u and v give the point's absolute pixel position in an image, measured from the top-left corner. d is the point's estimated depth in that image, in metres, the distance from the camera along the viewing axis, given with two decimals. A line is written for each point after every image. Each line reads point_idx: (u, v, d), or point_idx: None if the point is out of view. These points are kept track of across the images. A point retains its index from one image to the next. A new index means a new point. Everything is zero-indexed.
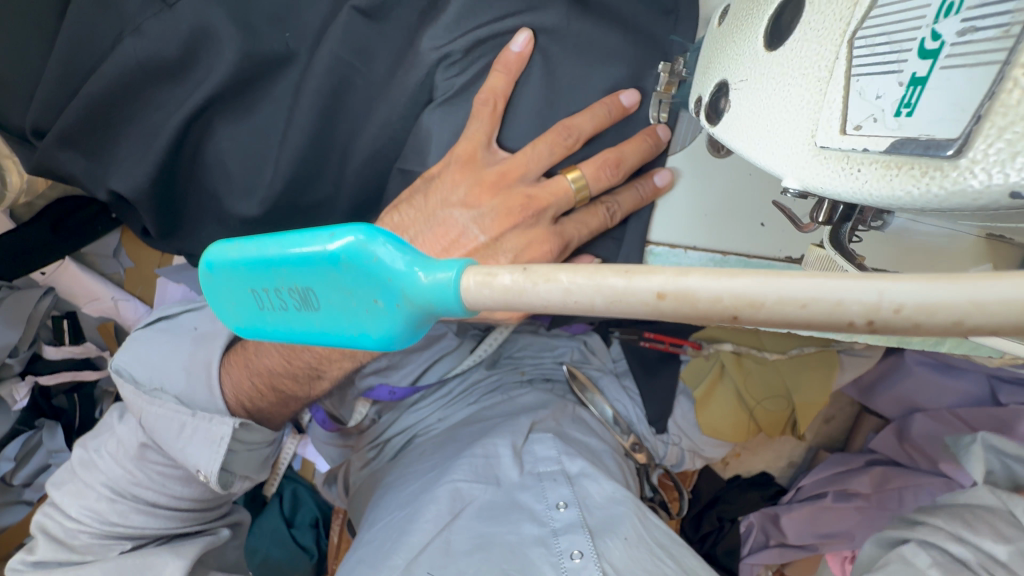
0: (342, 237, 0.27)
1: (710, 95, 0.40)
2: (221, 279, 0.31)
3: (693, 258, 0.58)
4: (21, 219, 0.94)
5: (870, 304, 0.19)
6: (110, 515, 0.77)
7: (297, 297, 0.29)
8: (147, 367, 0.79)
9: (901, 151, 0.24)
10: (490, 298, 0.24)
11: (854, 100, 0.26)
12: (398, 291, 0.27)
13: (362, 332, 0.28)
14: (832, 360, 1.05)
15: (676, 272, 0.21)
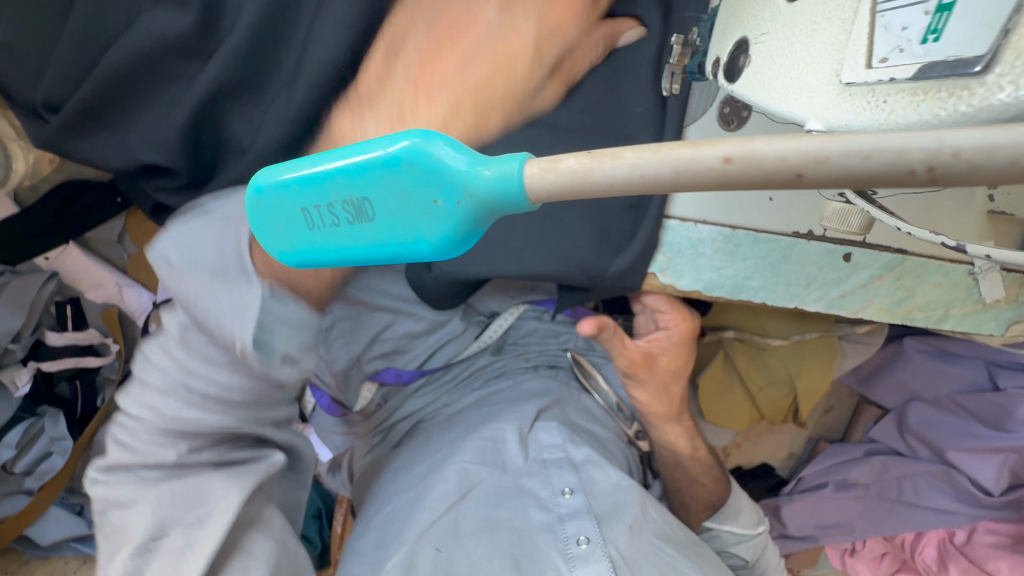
0: (398, 142, 0.30)
1: (728, 54, 0.44)
2: (273, 203, 0.36)
3: (703, 232, 0.59)
4: (25, 202, 0.95)
5: (930, 151, 0.21)
6: (152, 406, 0.55)
7: (351, 209, 0.32)
8: (189, 256, 0.54)
9: (932, 73, 0.29)
10: (548, 183, 0.27)
11: (879, 34, 0.31)
12: (457, 186, 0.29)
13: (417, 235, 0.31)
14: (834, 347, 1.05)
15: (744, 139, 0.23)
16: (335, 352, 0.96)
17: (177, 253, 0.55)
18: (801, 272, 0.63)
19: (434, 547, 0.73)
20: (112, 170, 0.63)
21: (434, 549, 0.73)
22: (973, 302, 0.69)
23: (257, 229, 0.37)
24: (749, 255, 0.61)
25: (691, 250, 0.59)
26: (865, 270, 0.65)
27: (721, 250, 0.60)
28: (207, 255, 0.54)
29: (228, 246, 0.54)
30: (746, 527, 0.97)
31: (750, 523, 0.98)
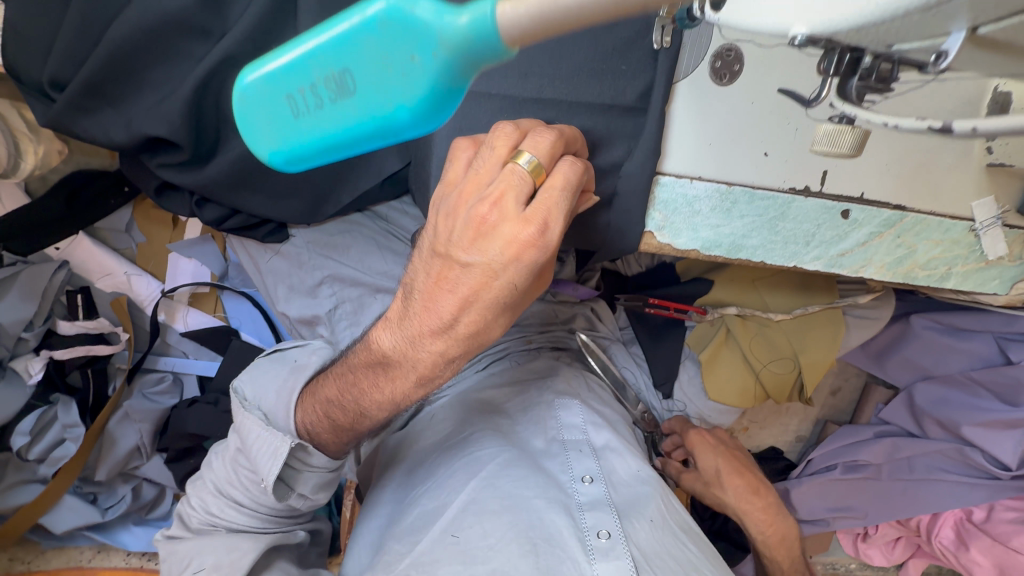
0: (336, 27, 0.34)
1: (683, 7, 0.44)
2: (261, 96, 0.39)
3: (699, 188, 0.59)
4: (36, 194, 0.97)
5: None
6: (208, 503, 0.74)
7: (334, 85, 0.36)
8: (257, 392, 0.73)
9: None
10: (519, 20, 0.29)
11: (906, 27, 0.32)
12: (429, 41, 0.32)
13: (394, 99, 0.34)
14: (837, 319, 1.04)
15: None
16: (338, 333, 0.92)
17: (249, 393, 0.73)
18: (798, 230, 0.63)
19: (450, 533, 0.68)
20: (118, 148, 0.64)
21: (453, 536, 0.68)
22: (975, 260, 0.69)
23: (244, 130, 0.41)
24: (746, 213, 0.61)
25: (687, 208, 0.59)
26: (866, 227, 0.64)
27: (717, 208, 0.60)
28: (266, 401, 0.72)
29: (284, 391, 0.71)
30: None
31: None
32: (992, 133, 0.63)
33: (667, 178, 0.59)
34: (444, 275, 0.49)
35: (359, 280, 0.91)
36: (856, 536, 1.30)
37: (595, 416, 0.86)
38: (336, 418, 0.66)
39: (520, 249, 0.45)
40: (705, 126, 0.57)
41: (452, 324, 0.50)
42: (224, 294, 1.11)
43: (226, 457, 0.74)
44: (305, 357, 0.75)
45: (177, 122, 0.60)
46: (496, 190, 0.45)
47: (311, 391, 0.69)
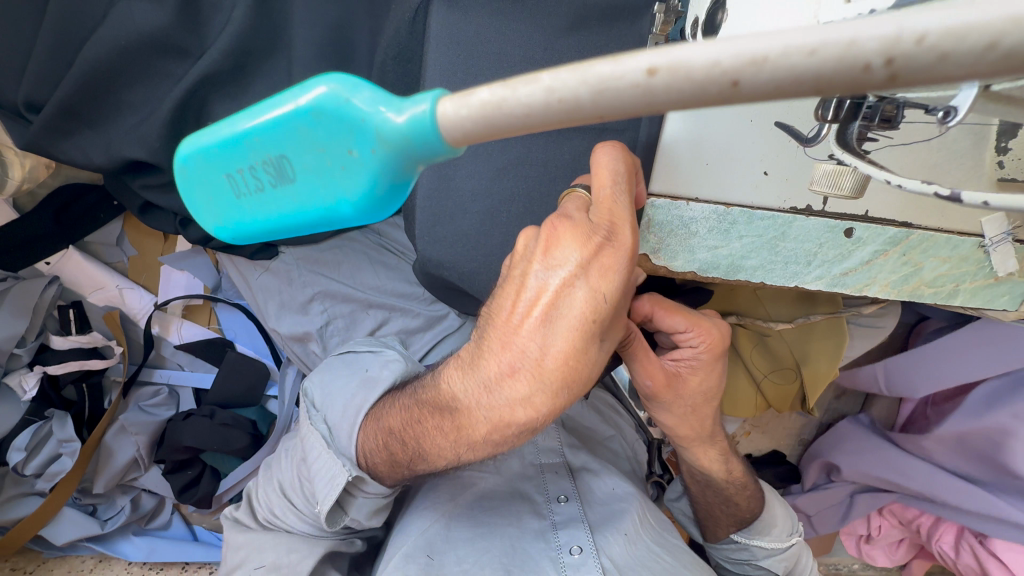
0: (312, 88, 0.25)
1: (706, 11, 0.38)
2: (195, 171, 0.29)
3: (696, 210, 0.57)
4: (25, 209, 0.94)
5: (886, 37, 0.17)
6: (271, 499, 0.71)
7: (272, 170, 0.27)
8: (323, 395, 0.70)
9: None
10: (467, 118, 0.23)
11: None
12: (372, 131, 0.25)
13: (340, 199, 0.27)
14: (841, 328, 1.00)
15: (664, 45, 0.19)
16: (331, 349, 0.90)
17: (319, 397, 0.70)
18: (799, 249, 0.61)
19: (425, 555, 0.66)
20: (98, 170, 0.63)
21: (426, 556, 0.65)
22: (985, 276, 0.65)
23: (186, 208, 0.31)
24: (744, 233, 0.59)
25: (683, 230, 0.58)
26: (870, 245, 0.62)
27: (715, 229, 0.58)
28: (332, 411, 0.67)
29: (351, 406, 0.66)
30: (779, 540, 0.79)
31: (784, 535, 0.80)
32: (1004, 147, 0.56)
33: (661, 200, 0.57)
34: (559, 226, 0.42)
35: (350, 295, 0.89)
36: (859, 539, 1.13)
37: (572, 437, 0.84)
38: (396, 454, 0.59)
39: (623, 323, 0.48)
40: (702, 152, 0.55)
41: (526, 333, 0.44)
42: (218, 306, 1.11)
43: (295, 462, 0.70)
44: (379, 370, 0.68)
45: (158, 145, 0.59)
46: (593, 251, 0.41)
47: (375, 416, 0.62)
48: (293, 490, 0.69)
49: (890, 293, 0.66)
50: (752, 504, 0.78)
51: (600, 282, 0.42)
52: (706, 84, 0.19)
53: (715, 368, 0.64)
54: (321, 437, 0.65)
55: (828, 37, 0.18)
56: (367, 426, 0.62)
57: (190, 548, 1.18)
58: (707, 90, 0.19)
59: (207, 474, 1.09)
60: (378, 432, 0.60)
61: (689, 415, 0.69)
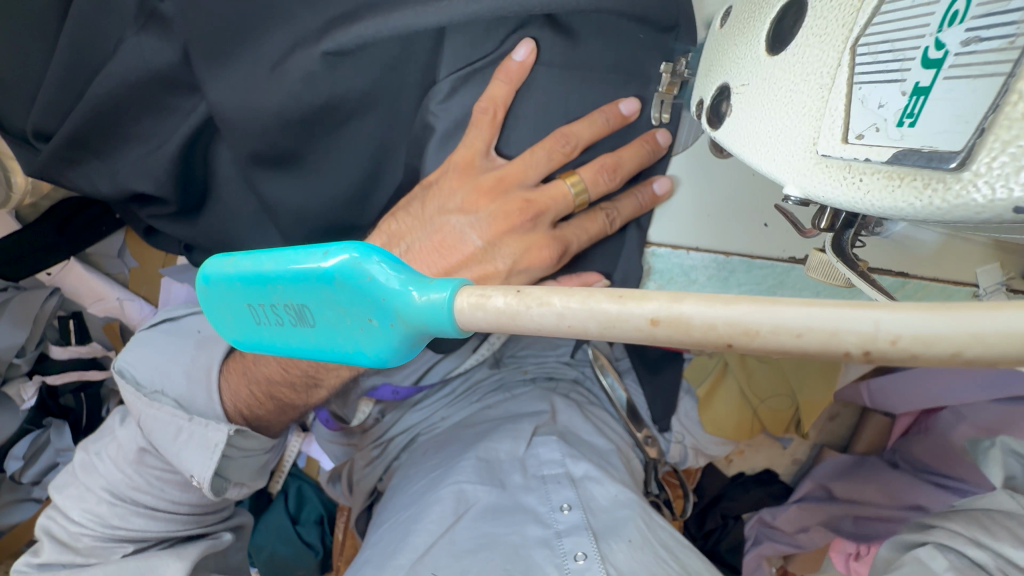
0: (335, 255, 0.26)
1: (711, 98, 0.35)
2: (218, 293, 0.31)
3: (695, 258, 0.58)
4: (27, 219, 0.95)
5: (867, 334, 0.17)
6: (101, 510, 0.73)
7: (293, 313, 0.28)
8: (150, 373, 0.75)
9: (903, 161, 0.20)
10: (484, 321, 0.23)
11: (856, 107, 0.22)
12: (392, 310, 0.25)
13: (357, 349, 0.27)
14: (836, 360, 0.99)
15: (671, 296, 0.20)
16: None
17: (144, 377, 0.75)
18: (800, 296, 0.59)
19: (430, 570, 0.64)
20: (105, 198, 0.64)
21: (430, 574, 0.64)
22: None
23: (207, 320, 0.32)
24: (743, 281, 0.58)
25: (683, 276, 0.60)
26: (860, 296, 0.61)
27: (714, 277, 0.58)
28: (175, 387, 0.75)
29: (197, 368, 0.76)
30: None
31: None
32: None
33: (661, 247, 0.60)
34: (554, 144, 0.57)
35: None
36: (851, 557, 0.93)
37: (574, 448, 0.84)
38: (279, 396, 0.71)
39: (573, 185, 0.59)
40: (705, 198, 0.56)
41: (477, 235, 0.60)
42: None
43: (122, 462, 0.75)
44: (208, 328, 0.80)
45: (164, 177, 0.60)
46: (542, 202, 0.59)
47: (242, 372, 0.73)
48: (132, 492, 0.74)
49: None
50: None
51: (546, 201, 0.59)
52: (703, 340, 0.20)
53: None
54: (175, 405, 0.72)
55: (814, 322, 0.18)
56: (235, 377, 0.74)
57: None
58: (702, 348, 0.20)
59: None
60: (244, 379, 0.72)
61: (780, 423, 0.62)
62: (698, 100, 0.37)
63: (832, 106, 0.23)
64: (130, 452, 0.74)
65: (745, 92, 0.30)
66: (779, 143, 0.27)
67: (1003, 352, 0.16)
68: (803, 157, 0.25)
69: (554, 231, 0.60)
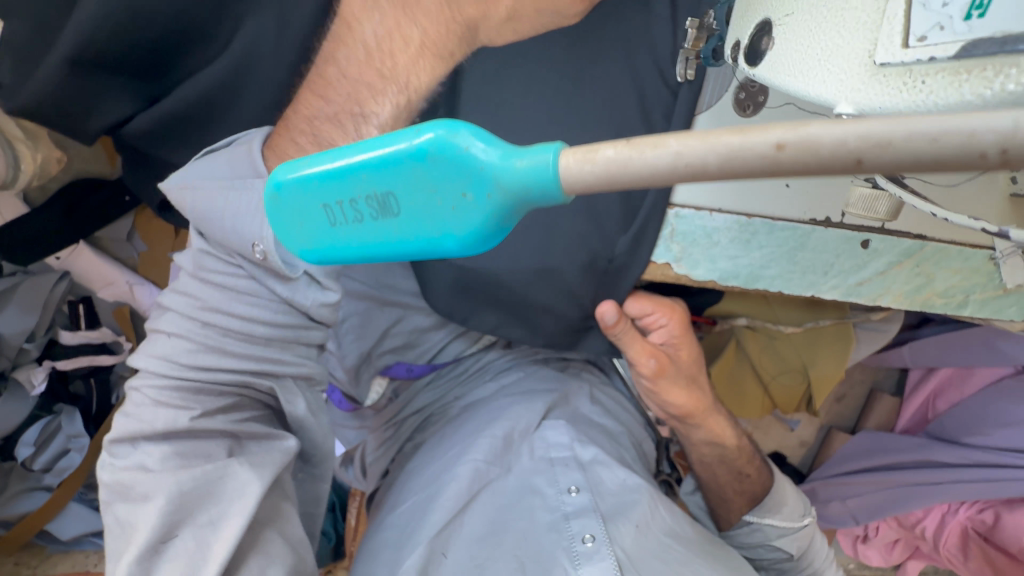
0: (427, 131, 0.26)
1: (750, 37, 0.35)
2: (290, 200, 0.31)
3: (718, 221, 0.59)
4: (35, 203, 0.94)
5: (1005, 132, 0.17)
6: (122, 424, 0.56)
7: (375, 205, 0.28)
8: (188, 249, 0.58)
9: (973, 51, 0.22)
10: (591, 177, 0.23)
11: (917, 11, 0.24)
12: (490, 177, 0.25)
13: (445, 232, 0.27)
14: (849, 335, 0.98)
15: (796, 121, 0.19)
16: (345, 347, 0.89)
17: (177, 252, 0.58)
18: (818, 260, 0.62)
19: (439, 551, 0.67)
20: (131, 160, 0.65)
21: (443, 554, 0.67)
22: (993, 287, 0.66)
23: (277, 232, 0.33)
24: (765, 244, 0.60)
25: (705, 240, 0.60)
26: (885, 256, 0.63)
27: (736, 240, 0.60)
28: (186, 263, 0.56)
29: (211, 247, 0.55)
30: (792, 519, 0.79)
31: (796, 516, 0.79)
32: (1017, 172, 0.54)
33: (685, 209, 0.59)
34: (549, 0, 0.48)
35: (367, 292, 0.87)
36: (857, 538, 1.11)
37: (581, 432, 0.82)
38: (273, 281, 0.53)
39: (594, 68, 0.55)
40: None
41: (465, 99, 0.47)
42: None
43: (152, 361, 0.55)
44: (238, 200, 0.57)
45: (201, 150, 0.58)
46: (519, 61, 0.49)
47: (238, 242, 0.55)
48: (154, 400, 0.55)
49: (903, 302, 0.67)
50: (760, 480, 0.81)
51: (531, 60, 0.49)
52: (831, 164, 0.19)
53: (690, 338, 0.71)
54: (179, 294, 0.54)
55: (948, 126, 0.17)
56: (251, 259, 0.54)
57: None
58: (829, 171, 0.19)
59: None
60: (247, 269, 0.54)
61: (693, 388, 0.74)
62: (735, 42, 0.37)
63: (891, 14, 0.25)
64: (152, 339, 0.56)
65: (789, 23, 0.31)
66: (827, 59, 0.28)
67: None
68: (856, 72, 0.26)
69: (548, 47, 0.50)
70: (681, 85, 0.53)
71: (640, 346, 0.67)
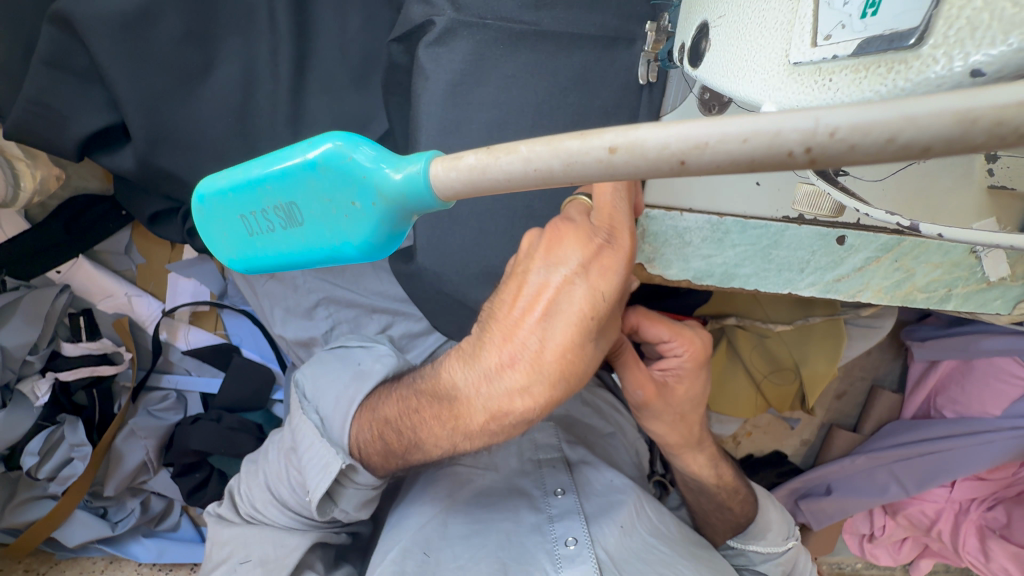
0: (319, 144, 0.28)
1: (692, 38, 0.36)
2: (212, 210, 0.33)
3: (690, 221, 0.60)
4: (37, 219, 0.99)
5: (806, 131, 0.18)
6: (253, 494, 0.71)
7: (283, 214, 0.30)
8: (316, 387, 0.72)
9: (868, 49, 0.23)
10: (457, 181, 0.25)
11: (823, 11, 0.24)
12: (373, 187, 0.27)
13: (343, 240, 0.29)
14: (838, 331, 0.97)
15: (627, 125, 0.20)
16: None
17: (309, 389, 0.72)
18: (793, 257, 0.62)
19: (423, 551, 0.67)
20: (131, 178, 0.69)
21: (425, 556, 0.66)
22: (977, 280, 0.65)
23: (202, 241, 0.34)
24: (738, 242, 0.61)
25: (678, 240, 0.61)
26: (862, 252, 0.62)
27: (709, 239, 0.61)
28: (324, 406, 0.69)
29: (343, 399, 0.68)
30: (774, 544, 0.81)
31: (779, 539, 0.82)
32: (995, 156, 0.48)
33: (656, 210, 0.60)
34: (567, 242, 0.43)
35: (356, 300, 0.89)
36: (863, 539, 1.10)
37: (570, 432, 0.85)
38: (390, 442, 0.61)
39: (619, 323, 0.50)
40: None
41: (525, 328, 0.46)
42: (224, 312, 1.12)
43: (280, 452, 0.70)
44: (371, 363, 0.71)
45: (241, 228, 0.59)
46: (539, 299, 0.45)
47: (369, 407, 0.65)
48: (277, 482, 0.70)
49: (889, 297, 0.66)
50: (746, 507, 0.81)
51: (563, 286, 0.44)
52: (658, 165, 0.20)
53: (699, 376, 0.65)
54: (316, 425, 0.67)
55: (757, 126, 0.19)
56: (363, 419, 0.64)
57: (198, 549, 1.14)
58: (657, 172, 0.21)
59: (216, 478, 1.05)
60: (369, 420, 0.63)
61: (678, 422, 0.70)
62: (681, 44, 0.38)
63: (802, 13, 0.25)
64: (283, 446, 0.70)
65: (722, 23, 0.32)
66: (755, 61, 0.29)
67: (937, 129, 0.17)
68: (777, 68, 0.27)
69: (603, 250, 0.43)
70: (643, 88, 0.54)
71: (639, 373, 0.64)
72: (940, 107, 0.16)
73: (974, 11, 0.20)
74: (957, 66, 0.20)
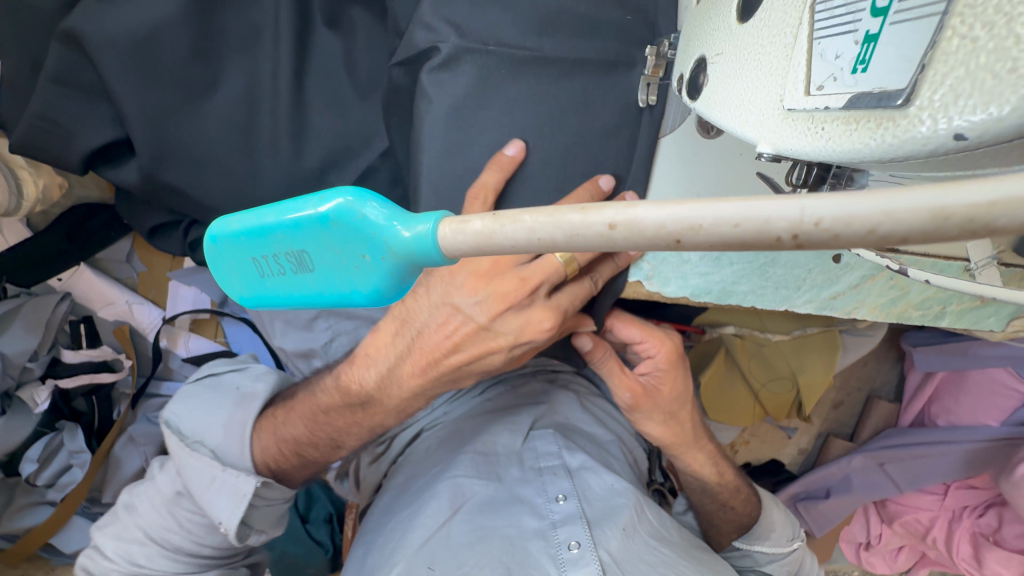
0: (331, 199, 0.28)
1: (689, 72, 0.37)
2: (223, 250, 0.33)
3: None
4: (38, 227, 0.99)
5: (794, 220, 0.18)
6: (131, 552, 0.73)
7: (294, 260, 0.31)
8: (191, 424, 0.76)
9: (858, 104, 0.24)
10: (464, 244, 0.25)
11: (816, 61, 0.26)
12: (382, 243, 0.28)
13: (353, 288, 0.30)
14: (835, 343, 0.99)
15: (628, 202, 0.21)
16: None
17: (186, 429, 0.75)
18: (790, 275, 0.63)
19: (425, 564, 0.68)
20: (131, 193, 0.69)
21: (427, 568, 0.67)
22: (970, 299, 0.66)
23: (214, 276, 0.35)
24: (735, 261, 0.62)
25: (676, 257, 0.62)
26: (857, 271, 0.62)
27: (706, 257, 0.61)
28: (212, 437, 0.75)
29: (234, 423, 0.76)
30: (779, 545, 0.83)
31: (784, 540, 0.83)
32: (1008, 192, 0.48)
33: None
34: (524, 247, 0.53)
35: (355, 310, 0.89)
36: (859, 546, 1.11)
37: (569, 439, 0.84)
38: (306, 454, 0.73)
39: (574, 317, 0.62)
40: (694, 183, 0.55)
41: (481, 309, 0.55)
42: (224, 319, 1.12)
43: (158, 502, 0.74)
44: (250, 385, 0.80)
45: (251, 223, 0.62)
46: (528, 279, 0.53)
47: (272, 427, 0.74)
48: (161, 532, 0.74)
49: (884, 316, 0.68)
50: (749, 505, 0.83)
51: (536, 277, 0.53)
52: (656, 241, 0.21)
53: (677, 375, 0.67)
54: (211, 456, 0.73)
55: (749, 214, 0.19)
56: (266, 434, 0.74)
57: None
58: (654, 247, 0.21)
59: None
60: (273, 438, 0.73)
61: (670, 420, 0.71)
62: (680, 74, 0.39)
63: (796, 62, 0.26)
64: (165, 493, 0.74)
65: (720, 62, 0.33)
66: (751, 100, 0.30)
67: (914, 225, 0.17)
68: (772, 112, 0.28)
69: (549, 301, 0.55)
70: (643, 109, 0.54)
71: (623, 376, 0.65)
72: (927, 205, 0.17)
73: (957, 78, 0.20)
74: (943, 126, 0.21)
